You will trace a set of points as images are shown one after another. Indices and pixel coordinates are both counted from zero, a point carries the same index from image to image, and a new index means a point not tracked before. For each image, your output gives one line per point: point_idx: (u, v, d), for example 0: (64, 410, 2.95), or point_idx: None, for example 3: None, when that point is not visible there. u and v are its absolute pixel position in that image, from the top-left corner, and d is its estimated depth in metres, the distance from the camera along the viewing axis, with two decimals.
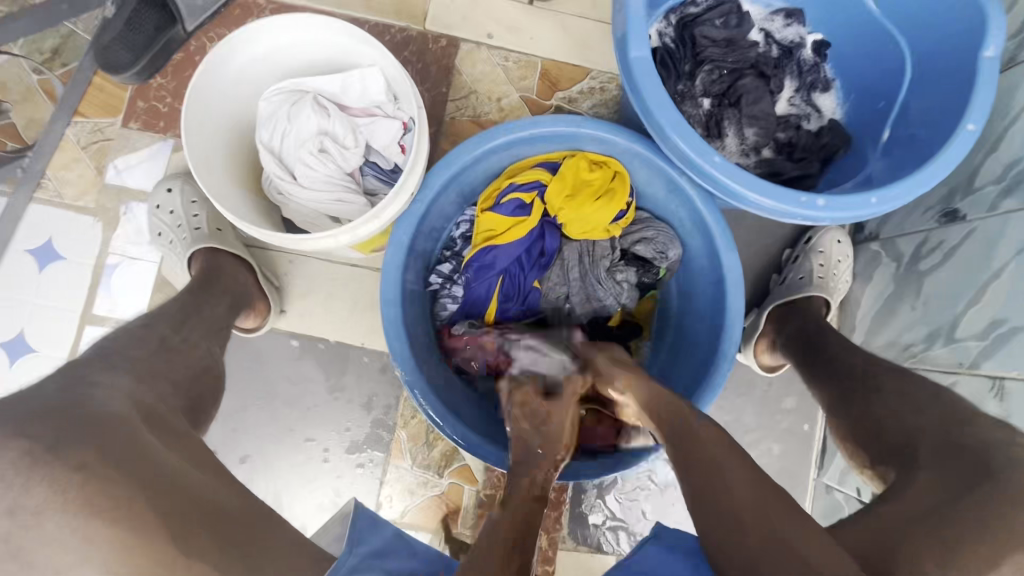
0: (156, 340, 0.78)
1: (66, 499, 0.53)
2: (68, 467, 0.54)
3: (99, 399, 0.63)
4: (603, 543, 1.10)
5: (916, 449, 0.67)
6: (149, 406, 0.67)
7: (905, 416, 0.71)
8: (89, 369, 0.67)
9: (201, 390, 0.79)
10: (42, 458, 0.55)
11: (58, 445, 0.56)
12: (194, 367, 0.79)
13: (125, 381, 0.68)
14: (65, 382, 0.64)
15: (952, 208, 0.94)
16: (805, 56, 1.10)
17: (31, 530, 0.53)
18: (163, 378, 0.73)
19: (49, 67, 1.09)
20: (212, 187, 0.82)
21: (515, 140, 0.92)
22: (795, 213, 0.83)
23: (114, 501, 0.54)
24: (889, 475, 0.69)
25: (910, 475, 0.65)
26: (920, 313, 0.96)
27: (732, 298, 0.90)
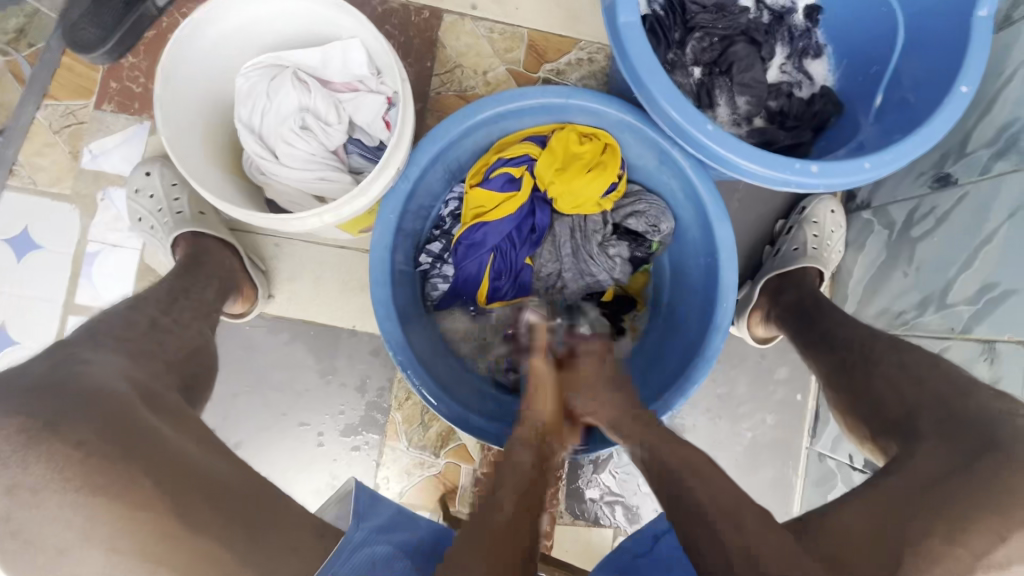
0: (146, 321, 0.74)
1: (65, 481, 0.50)
2: (68, 444, 0.52)
3: (92, 373, 0.59)
4: (601, 517, 1.11)
5: (918, 420, 0.66)
6: (148, 380, 0.65)
7: (904, 387, 0.70)
8: (76, 347, 0.64)
9: (196, 371, 0.76)
10: (43, 436, 0.52)
11: (56, 422, 0.53)
12: (186, 348, 0.76)
13: (118, 360, 0.65)
14: (56, 361, 0.61)
15: (945, 172, 0.93)
16: (797, 21, 1.08)
17: (30, 510, 0.50)
18: (158, 359, 0.70)
19: (15, 48, 1.02)
20: (191, 167, 0.79)
21: (502, 114, 0.90)
22: (789, 181, 0.82)
23: (119, 476, 0.51)
24: (891, 447, 0.68)
25: (912, 448, 0.64)
26: (913, 279, 0.96)
27: (727, 270, 0.89)
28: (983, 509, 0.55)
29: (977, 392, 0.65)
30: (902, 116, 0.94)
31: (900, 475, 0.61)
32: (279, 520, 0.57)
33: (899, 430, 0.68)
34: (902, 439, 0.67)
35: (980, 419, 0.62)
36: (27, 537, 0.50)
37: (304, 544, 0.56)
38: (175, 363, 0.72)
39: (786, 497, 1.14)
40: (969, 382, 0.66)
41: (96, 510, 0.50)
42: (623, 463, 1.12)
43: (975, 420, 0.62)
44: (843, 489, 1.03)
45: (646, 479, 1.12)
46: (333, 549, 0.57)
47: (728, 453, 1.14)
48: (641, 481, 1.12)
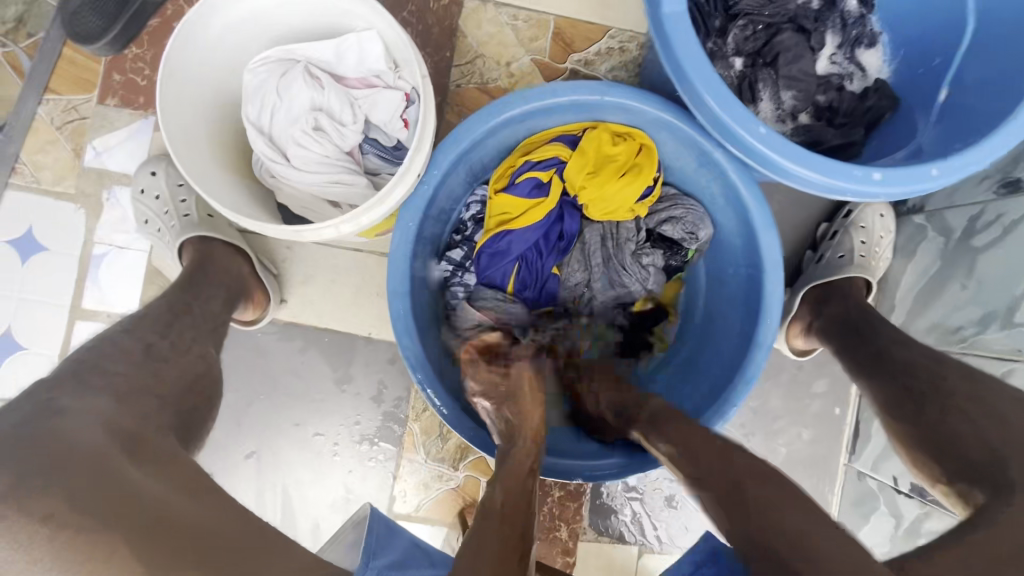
0: (140, 350, 0.69)
1: (45, 550, 0.47)
2: (37, 516, 0.48)
3: (75, 421, 0.55)
4: (625, 533, 1.06)
5: (1007, 466, 0.59)
6: (135, 423, 0.60)
7: (980, 422, 0.64)
8: (57, 390, 0.59)
9: (193, 409, 0.70)
10: (26, 497, 0.48)
11: (33, 484, 0.49)
12: (187, 376, 0.72)
13: (103, 406, 0.59)
14: (34, 408, 0.56)
15: (1014, 177, 0.85)
16: (850, 7, 0.98)
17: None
18: (151, 394, 0.65)
19: (14, 39, 0.99)
20: (196, 172, 0.74)
21: (530, 112, 0.83)
22: (848, 189, 0.74)
23: (97, 547, 0.48)
24: (974, 493, 0.60)
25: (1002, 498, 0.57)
26: (973, 293, 0.88)
27: (771, 283, 0.82)
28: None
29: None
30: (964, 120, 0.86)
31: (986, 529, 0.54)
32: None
33: (981, 477, 0.60)
34: (989, 487, 0.59)
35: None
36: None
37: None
38: (174, 393, 0.68)
39: None
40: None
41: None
42: (649, 479, 1.07)
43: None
44: (886, 512, 0.99)
45: (674, 495, 1.07)
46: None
47: None
48: (668, 497, 1.07)
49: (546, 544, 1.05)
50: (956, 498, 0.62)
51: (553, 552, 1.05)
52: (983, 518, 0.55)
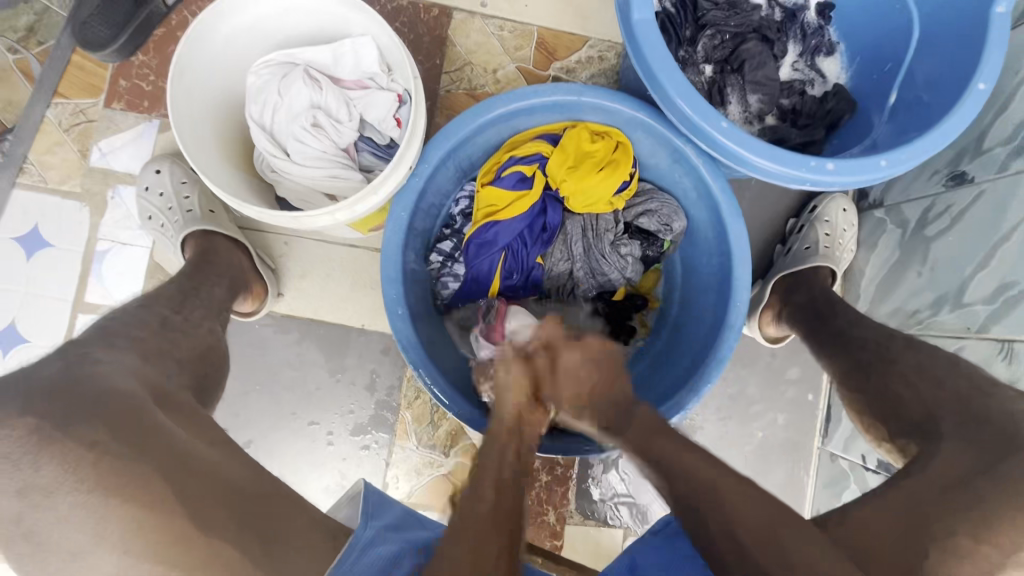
0: (158, 320, 0.74)
1: (78, 481, 0.51)
2: (82, 445, 0.53)
3: (106, 372, 0.60)
4: (611, 517, 1.10)
5: (939, 423, 0.67)
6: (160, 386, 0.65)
7: (923, 388, 0.72)
8: (88, 345, 0.64)
9: (207, 369, 0.75)
10: (53, 436, 0.53)
11: (66, 422, 0.54)
12: (199, 347, 0.76)
13: (130, 360, 0.65)
14: (70, 359, 0.61)
15: (960, 170, 0.92)
16: (809, 19, 1.07)
17: (48, 511, 0.51)
18: (170, 358, 0.70)
19: (26, 46, 1.04)
20: (202, 164, 0.79)
21: (515, 111, 0.90)
22: (805, 179, 0.81)
23: (133, 477, 0.52)
24: (911, 447, 0.69)
25: (933, 448, 0.65)
26: (927, 278, 0.95)
27: (740, 269, 0.88)
28: (1010, 509, 0.56)
29: (998, 391, 0.66)
30: (915, 115, 0.93)
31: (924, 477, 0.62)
32: (290, 518, 0.57)
33: (919, 431, 0.69)
34: (923, 440, 0.68)
35: (1004, 420, 0.63)
36: (39, 539, 0.51)
37: (318, 554, 0.55)
38: (187, 362, 0.72)
39: (797, 498, 1.13)
40: (989, 382, 0.68)
41: (110, 511, 0.51)
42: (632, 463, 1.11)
43: (996, 417, 0.63)
44: (855, 490, 1.03)
45: None
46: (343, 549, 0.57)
47: (739, 454, 1.14)
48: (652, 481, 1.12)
49: (534, 529, 1.09)
50: (898, 452, 0.72)
51: (540, 536, 1.09)
52: (922, 467, 0.64)
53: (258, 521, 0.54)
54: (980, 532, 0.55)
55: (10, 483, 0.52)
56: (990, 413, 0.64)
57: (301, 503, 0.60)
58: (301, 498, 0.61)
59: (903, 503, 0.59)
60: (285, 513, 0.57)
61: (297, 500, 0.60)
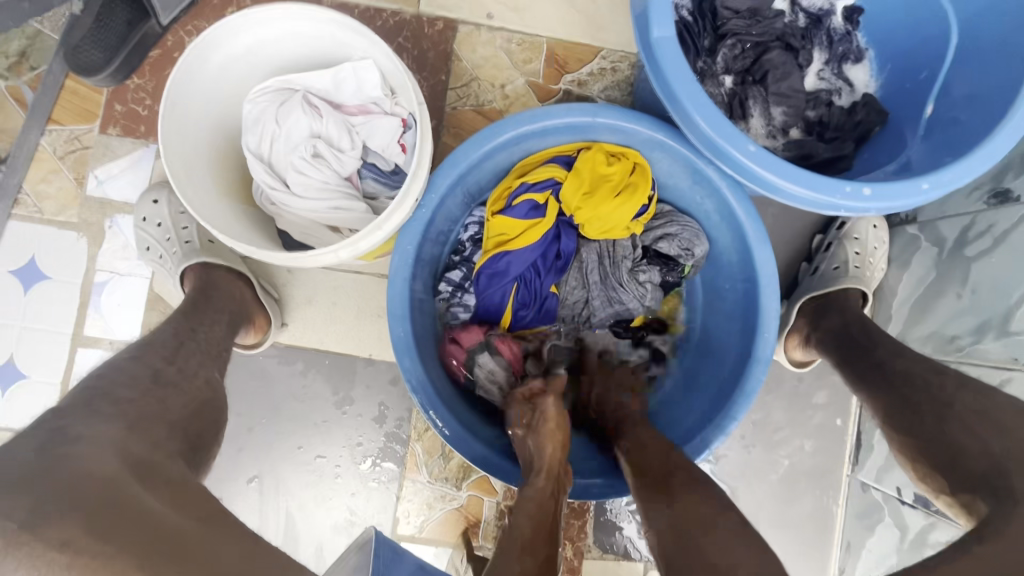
0: (148, 375, 0.68)
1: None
2: (52, 546, 0.45)
3: (93, 432, 0.55)
4: (630, 549, 1.06)
5: (1011, 479, 0.61)
6: (148, 451, 0.57)
7: (986, 437, 0.66)
8: (66, 413, 0.57)
9: (213, 416, 0.71)
10: (22, 540, 0.45)
11: (38, 518, 0.46)
12: (199, 394, 0.72)
13: (113, 432, 0.56)
14: (46, 436, 0.53)
15: (1004, 187, 0.86)
16: (835, 25, 1.01)
17: None
18: (166, 408, 0.65)
19: (17, 73, 1.00)
20: (195, 199, 0.74)
21: (525, 134, 0.85)
22: (839, 205, 0.75)
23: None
24: (974, 503, 0.64)
25: (1007, 510, 0.59)
26: (968, 302, 0.89)
27: (766, 299, 0.83)
28: None
29: None
30: (949, 134, 0.88)
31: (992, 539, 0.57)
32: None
33: (984, 485, 0.63)
34: (993, 498, 0.61)
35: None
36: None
37: None
38: (190, 410, 0.68)
39: (826, 528, 1.08)
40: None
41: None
42: None
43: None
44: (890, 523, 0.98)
45: None
46: None
47: (764, 482, 1.09)
48: None
49: None
50: (960, 508, 0.66)
51: None
52: (992, 528, 0.58)
53: None
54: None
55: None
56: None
57: None
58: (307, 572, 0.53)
59: None
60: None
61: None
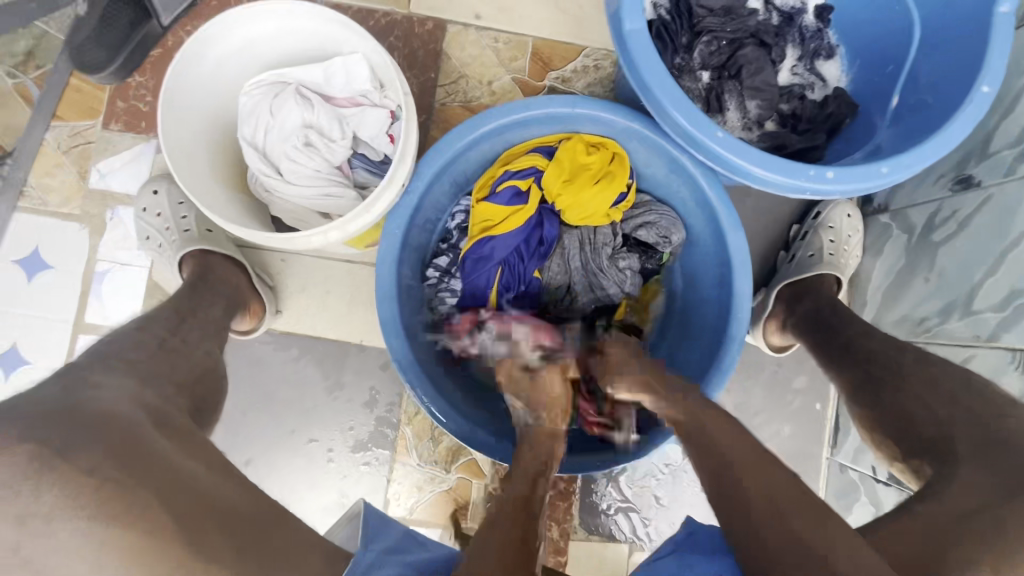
0: (156, 342, 0.74)
1: (79, 507, 0.50)
2: (81, 471, 0.52)
3: (101, 396, 0.59)
4: (616, 531, 1.09)
5: (956, 445, 0.66)
6: (157, 400, 0.65)
7: (941, 411, 0.70)
8: (87, 369, 0.64)
9: (205, 391, 0.76)
10: (54, 463, 0.51)
11: (68, 448, 0.53)
12: (196, 368, 0.76)
13: (129, 383, 0.64)
14: (70, 381, 0.61)
15: (966, 174, 0.90)
16: (807, 23, 1.05)
17: (45, 539, 0.50)
18: (170, 377, 0.70)
19: (24, 71, 1.04)
20: (192, 185, 0.78)
21: (508, 125, 0.89)
22: (804, 188, 0.79)
23: (136, 500, 0.52)
24: (925, 468, 0.69)
25: (950, 470, 0.64)
26: (935, 284, 0.93)
27: (740, 281, 0.87)
28: None
29: (1015, 412, 0.66)
30: (917, 118, 0.92)
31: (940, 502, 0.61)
32: (286, 547, 0.57)
33: (933, 452, 0.68)
34: (939, 463, 0.67)
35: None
36: (36, 567, 0.50)
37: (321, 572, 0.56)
38: (183, 386, 0.72)
39: None
40: (1007, 403, 0.67)
41: (106, 539, 0.50)
42: (637, 476, 1.10)
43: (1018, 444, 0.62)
44: (866, 502, 1.01)
45: (663, 493, 1.10)
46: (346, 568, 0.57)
47: None
48: (657, 494, 1.10)
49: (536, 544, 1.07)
50: (913, 473, 0.72)
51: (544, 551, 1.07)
52: (941, 492, 0.62)
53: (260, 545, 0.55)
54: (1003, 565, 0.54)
55: (8, 510, 0.50)
56: (1012, 439, 0.63)
57: (299, 530, 0.60)
58: (294, 516, 0.62)
59: (922, 538, 0.57)
60: (283, 538, 0.57)
61: (292, 520, 0.61)
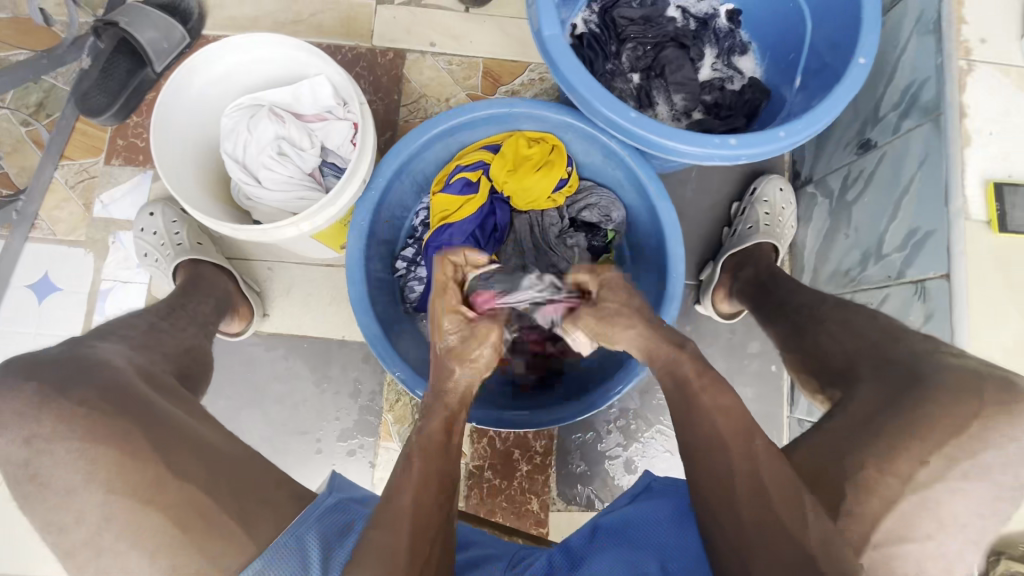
0: (145, 324, 0.84)
1: (73, 429, 0.60)
2: (74, 403, 0.62)
3: (102, 352, 0.71)
4: (593, 500, 1.14)
5: (858, 369, 0.73)
6: (150, 364, 0.75)
7: (844, 340, 0.78)
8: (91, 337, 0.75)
9: (193, 361, 0.85)
10: (53, 396, 0.62)
11: (64, 386, 0.63)
12: (182, 345, 0.85)
13: (123, 348, 0.75)
14: (71, 343, 0.72)
15: (867, 138, 1.01)
16: (720, 25, 1.20)
17: (48, 456, 0.60)
18: (158, 349, 0.80)
19: (36, 119, 1.18)
20: (181, 192, 0.90)
21: (458, 126, 1.01)
22: (713, 155, 0.90)
23: (114, 431, 0.61)
24: (836, 394, 0.75)
25: (853, 390, 0.71)
26: (853, 239, 1.03)
27: (673, 245, 0.97)
28: (907, 436, 0.61)
29: (907, 335, 0.72)
30: (821, 78, 1.03)
31: (843, 415, 0.67)
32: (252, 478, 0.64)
33: (843, 377, 0.75)
34: (847, 387, 0.73)
35: (908, 359, 0.68)
36: (43, 480, 0.59)
37: (280, 507, 0.63)
38: (171, 354, 0.82)
39: None
40: (901, 329, 0.74)
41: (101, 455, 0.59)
42: (608, 448, 1.16)
43: (903, 359, 0.69)
44: None
45: (633, 461, 1.16)
46: (301, 513, 0.64)
47: None
48: (628, 463, 1.16)
49: (518, 518, 1.13)
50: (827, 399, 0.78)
51: (526, 524, 1.13)
52: (845, 406, 0.69)
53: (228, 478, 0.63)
54: (882, 461, 0.60)
55: (18, 434, 0.61)
56: (899, 356, 0.70)
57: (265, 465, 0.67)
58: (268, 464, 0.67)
59: (827, 444, 0.64)
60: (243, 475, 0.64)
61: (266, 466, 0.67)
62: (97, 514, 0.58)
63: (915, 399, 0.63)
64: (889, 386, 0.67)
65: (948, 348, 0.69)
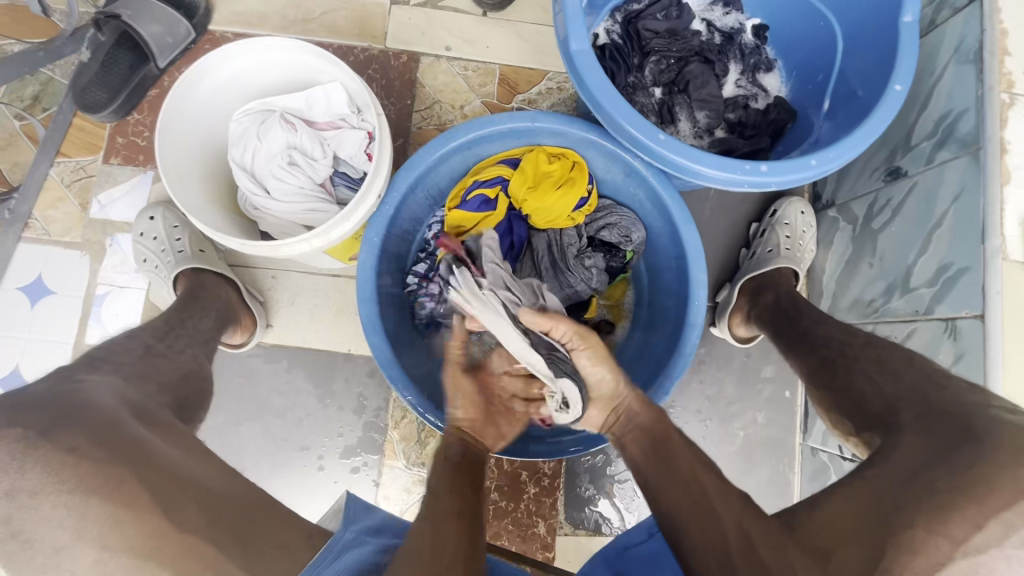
0: (141, 348, 0.81)
1: (60, 481, 0.57)
2: (62, 451, 0.58)
3: (88, 390, 0.66)
4: (601, 524, 1.12)
5: (899, 414, 0.71)
6: (140, 399, 0.71)
7: (883, 384, 0.76)
8: (76, 370, 0.71)
9: (188, 391, 0.81)
10: (39, 443, 0.58)
11: (49, 431, 0.60)
12: (181, 370, 0.82)
13: (113, 381, 0.71)
14: (57, 378, 0.68)
15: (896, 166, 0.98)
16: (746, 40, 1.16)
17: (30, 512, 0.56)
18: (152, 380, 0.76)
19: (31, 112, 1.13)
20: (186, 202, 0.86)
21: (477, 139, 0.97)
22: (742, 181, 0.87)
23: (106, 479, 0.58)
24: (874, 440, 0.72)
25: (896, 439, 0.68)
26: (878, 268, 1.00)
27: (695, 269, 0.94)
28: (961, 495, 0.57)
29: (950, 383, 0.70)
30: (851, 107, 1.00)
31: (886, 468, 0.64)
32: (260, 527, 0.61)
33: (881, 424, 0.72)
34: (886, 433, 0.71)
35: (960, 412, 0.65)
36: (27, 537, 0.56)
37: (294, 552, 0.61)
38: (166, 385, 0.78)
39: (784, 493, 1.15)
40: (944, 376, 0.72)
41: (88, 507, 0.56)
42: (618, 471, 1.14)
43: (952, 411, 0.66)
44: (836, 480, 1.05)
45: None
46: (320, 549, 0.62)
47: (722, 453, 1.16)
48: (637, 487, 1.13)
49: (524, 541, 1.10)
50: (864, 445, 0.76)
51: (532, 548, 1.10)
52: (886, 457, 0.66)
53: (235, 524, 0.60)
54: (933, 520, 0.57)
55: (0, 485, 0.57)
56: (947, 407, 0.67)
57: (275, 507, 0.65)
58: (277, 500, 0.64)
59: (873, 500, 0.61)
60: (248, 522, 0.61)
61: (270, 504, 0.66)
62: (106, 555, 0.56)
63: (970, 458, 0.60)
64: (937, 440, 0.64)
65: (999, 403, 0.66)
